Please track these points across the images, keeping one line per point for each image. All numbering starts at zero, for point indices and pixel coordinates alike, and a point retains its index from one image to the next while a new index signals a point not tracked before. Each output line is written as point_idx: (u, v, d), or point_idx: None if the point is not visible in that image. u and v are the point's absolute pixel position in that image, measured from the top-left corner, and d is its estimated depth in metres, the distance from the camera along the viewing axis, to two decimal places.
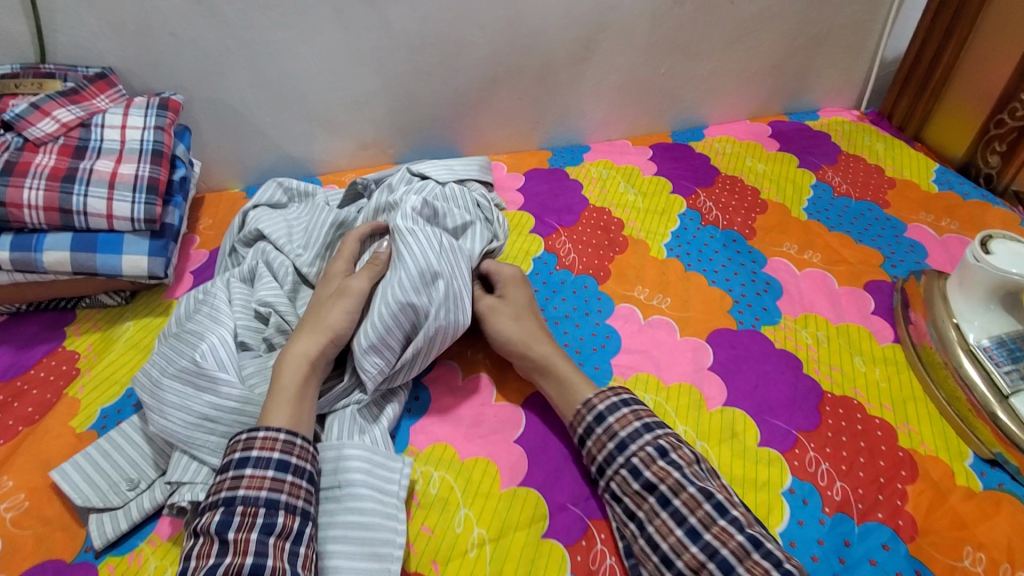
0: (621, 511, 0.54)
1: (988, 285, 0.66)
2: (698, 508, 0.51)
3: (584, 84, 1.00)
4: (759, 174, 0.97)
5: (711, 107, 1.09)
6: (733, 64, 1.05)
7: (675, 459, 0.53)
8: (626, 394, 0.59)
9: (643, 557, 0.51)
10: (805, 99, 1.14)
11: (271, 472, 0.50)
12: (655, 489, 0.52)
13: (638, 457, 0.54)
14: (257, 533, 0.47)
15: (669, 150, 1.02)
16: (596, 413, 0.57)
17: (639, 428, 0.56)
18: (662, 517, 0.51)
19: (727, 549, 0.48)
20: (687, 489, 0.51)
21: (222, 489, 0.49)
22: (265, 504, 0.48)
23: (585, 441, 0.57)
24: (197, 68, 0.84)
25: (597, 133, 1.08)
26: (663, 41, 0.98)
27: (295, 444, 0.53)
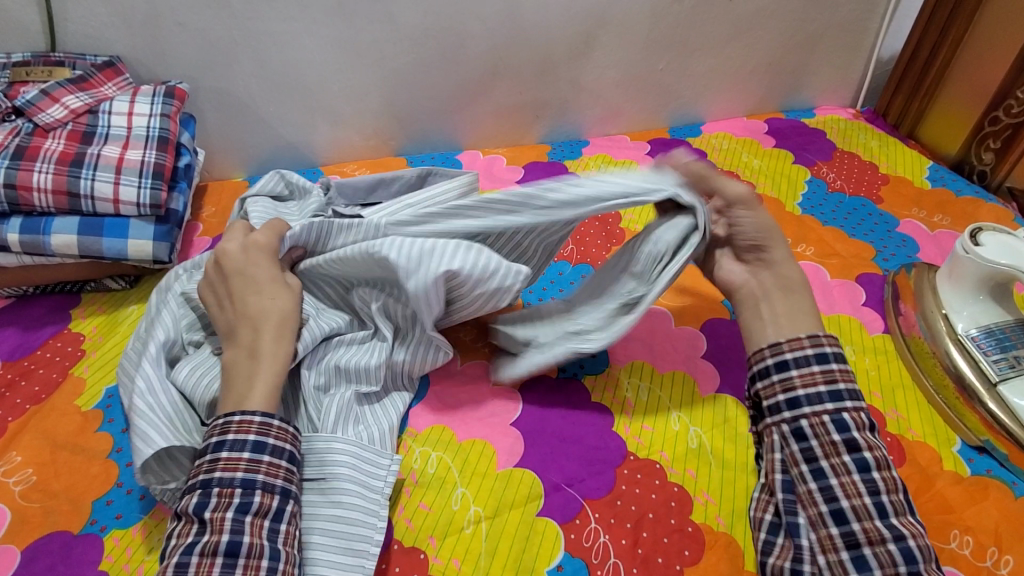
0: (796, 451, 0.51)
1: (977, 276, 0.67)
2: (891, 491, 0.48)
3: (584, 79, 1.02)
4: (755, 169, 0.98)
5: (709, 104, 1.11)
6: (731, 61, 1.06)
7: (854, 439, 0.49)
8: (824, 339, 0.54)
9: (807, 497, 0.49)
10: (801, 97, 1.16)
11: (247, 453, 0.49)
12: (811, 461, 0.50)
13: (809, 421, 0.51)
14: (233, 513, 0.47)
15: (667, 145, 1.04)
16: (780, 358, 0.53)
17: (823, 392, 0.51)
18: (810, 487, 0.49)
19: (901, 522, 0.47)
20: (891, 469, 0.49)
21: (199, 472, 0.49)
22: (240, 485, 0.48)
23: (790, 367, 0.53)
24: (203, 58, 0.85)
25: (596, 128, 1.09)
26: (662, 38, 1.00)
27: (272, 424, 0.51)
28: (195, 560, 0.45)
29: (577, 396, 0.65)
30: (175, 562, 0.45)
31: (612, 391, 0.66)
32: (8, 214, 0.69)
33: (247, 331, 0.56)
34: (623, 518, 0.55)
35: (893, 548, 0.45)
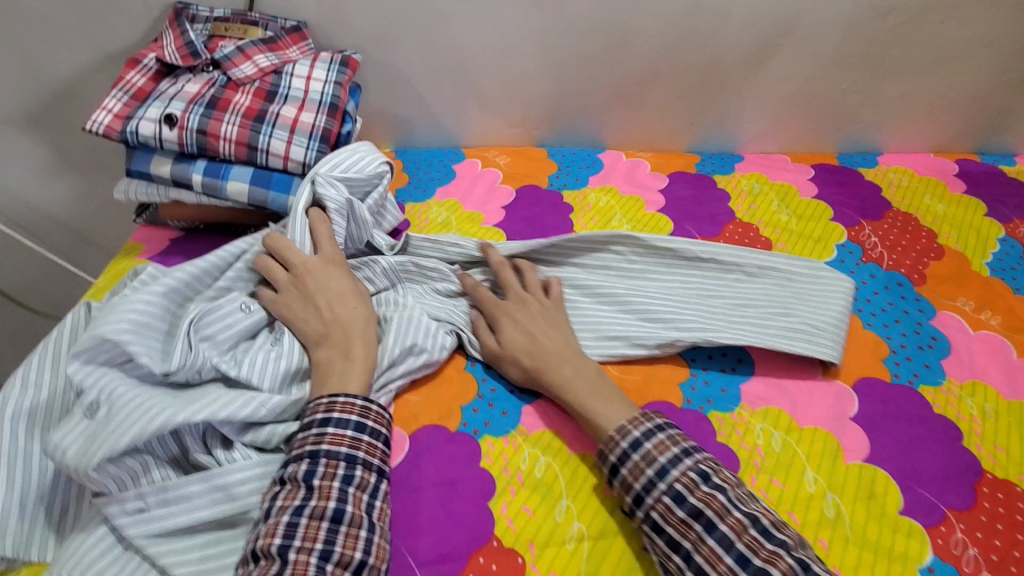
0: (663, 544, 0.50)
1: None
2: (752, 536, 0.48)
3: (750, 91, 0.94)
4: (939, 216, 0.86)
5: (889, 134, 0.99)
6: (927, 90, 0.94)
7: (693, 507, 0.50)
8: (667, 425, 0.55)
9: None
10: (1002, 140, 1.00)
11: (350, 431, 0.54)
12: (688, 559, 0.48)
13: (680, 481, 0.51)
14: (338, 483, 0.51)
15: (833, 173, 0.94)
16: (631, 437, 0.54)
17: (652, 477, 0.52)
18: (725, 560, 0.47)
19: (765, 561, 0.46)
20: (733, 512, 0.49)
21: (305, 443, 0.53)
22: (345, 459, 0.53)
23: (619, 469, 0.54)
24: (378, 32, 0.88)
25: (750, 144, 1.01)
26: (851, 56, 0.90)
27: (371, 410, 0.57)
28: (303, 521, 0.49)
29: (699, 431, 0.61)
30: (286, 521, 0.49)
31: (740, 434, 0.61)
32: (196, 156, 0.76)
33: (341, 335, 0.61)
34: None
35: None
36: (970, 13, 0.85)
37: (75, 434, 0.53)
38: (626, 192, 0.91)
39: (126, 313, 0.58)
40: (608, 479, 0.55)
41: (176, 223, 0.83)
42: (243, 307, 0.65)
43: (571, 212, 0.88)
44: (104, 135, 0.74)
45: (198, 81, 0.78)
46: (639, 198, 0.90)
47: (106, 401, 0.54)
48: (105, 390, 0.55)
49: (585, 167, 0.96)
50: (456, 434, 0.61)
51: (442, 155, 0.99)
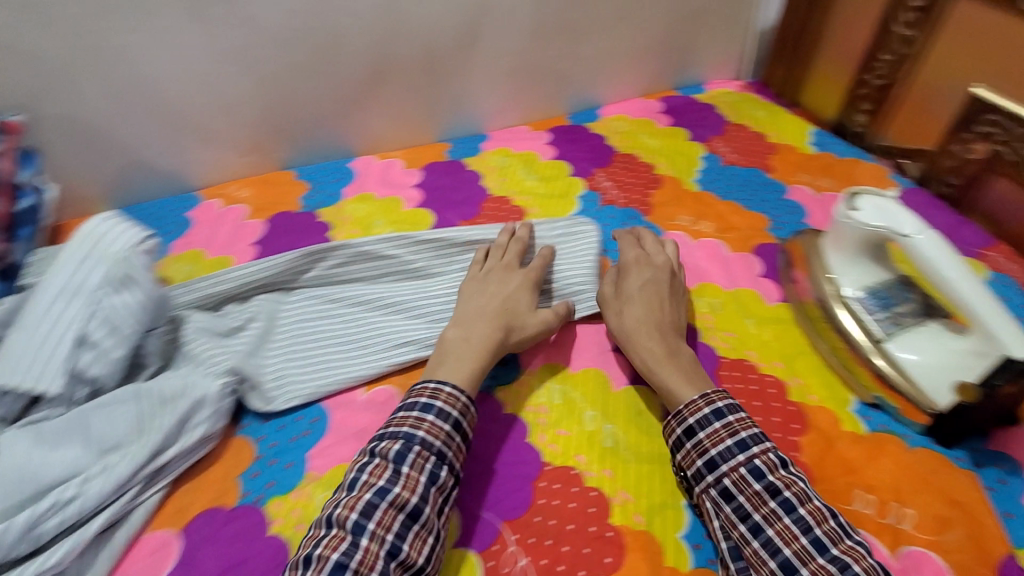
0: (731, 512, 0.51)
1: (857, 238, 0.66)
2: (811, 503, 0.49)
3: (474, 71, 0.98)
4: (653, 150, 1.01)
5: (606, 87, 1.11)
6: (621, 43, 1.06)
7: (772, 484, 0.50)
8: (715, 396, 0.56)
9: (755, 559, 0.49)
10: (692, 74, 1.18)
11: (447, 428, 0.55)
12: (746, 518, 0.50)
13: (716, 450, 0.53)
14: (400, 504, 0.50)
15: (567, 133, 1.05)
16: (683, 421, 0.56)
17: (732, 446, 0.53)
18: (785, 521, 0.49)
19: (826, 535, 0.48)
20: (813, 499, 0.50)
21: (363, 452, 0.54)
22: (424, 464, 0.53)
23: (696, 432, 0.55)
24: (35, 84, 0.74)
25: (494, 121, 1.06)
26: (549, 24, 0.97)
27: (424, 420, 0.55)
28: (358, 537, 0.48)
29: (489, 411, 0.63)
30: (346, 536, 0.48)
31: (525, 398, 0.64)
32: None
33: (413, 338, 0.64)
34: (541, 535, 0.54)
35: (806, 541, 0.48)
36: None
37: None
38: (381, 196, 0.90)
39: None
40: (670, 428, 0.57)
41: None
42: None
43: (329, 230, 0.85)
44: None
45: None
46: (397, 198, 0.90)
47: None
48: None
49: (336, 179, 0.93)
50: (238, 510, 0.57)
51: (175, 203, 0.90)
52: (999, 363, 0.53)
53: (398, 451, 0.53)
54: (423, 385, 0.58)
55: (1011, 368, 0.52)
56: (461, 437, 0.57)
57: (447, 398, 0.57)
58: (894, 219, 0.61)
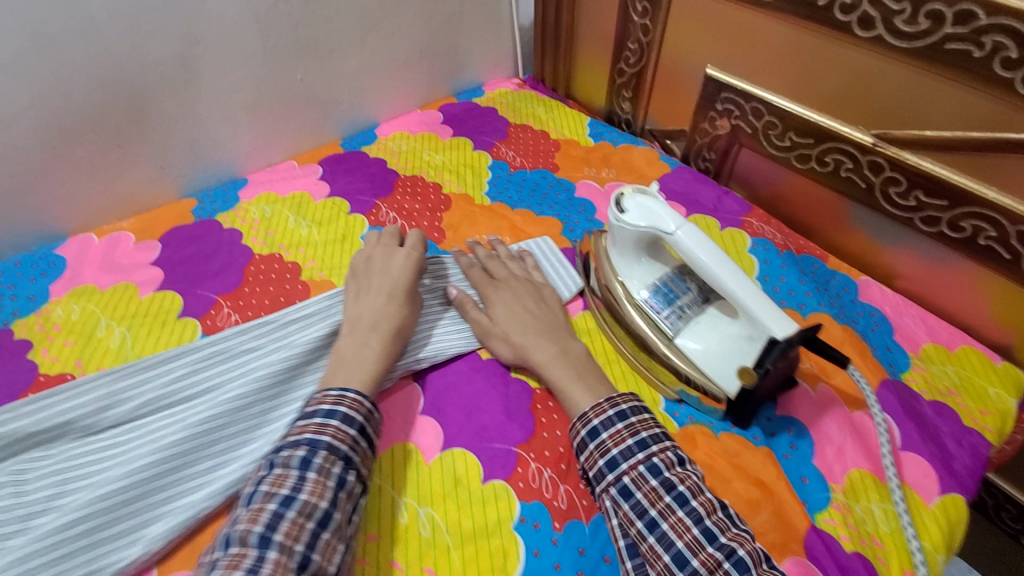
0: (629, 509, 0.49)
1: (633, 239, 0.65)
2: (706, 498, 0.49)
3: (204, 110, 0.84)
4: (438, 166, 0.95)
5: (376, 104, 1.03)
6: (378, 56, 0.98)
7: (667, 479, 0.49)
8: (620, 397, 0.55)
9: (651, 554, 0.47)
10: (467, 77, 1.14)
11: (354, 432, 0.51)
12: (643, 515, 0.48)
13: (616, 449, 0.51)
14: (331, 484, 0.47)
15: (340, 162, 0.95)
16: (589, 426, 0.53)
17: (632, 445, 0.51)
18: (678, 514, 0.47)
19: (716, 523, 0.47)
20: (705, 492, 0.49)
21: (305, 431, 0.50)
22: (341, 460, 0.49)
23: (600, 432, 0.53)
24: None
25: (251, 161, 0.93)
26: (282, 45, 0.86)
27: (374, 413, 0.54)
28: (289, 516, 0.44)
29: None
30: (270, 512, 0.44)
31: None
32: None
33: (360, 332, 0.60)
34: None
35: (697, 532, 0.47)
36: None
37: None
38: (107, 284, 0.73)
39: None
40: (574, 430, 0.54)
41: None
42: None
43: (31, 348, 0.66)
44: None
45: None
46: (128, 282, 0.73)
47: None
48: None
49: (39, 278, 0.74)
50: None
51: None
52: (769, 343, 0.55)
53: (286, 494, 0.46)
54: (311, 417, 0.51)
55: (778, 349, 0.54)
56: (359, 464, 0.51)
57: (335, 431, 0.50)
58: (657, 217, 0.62)
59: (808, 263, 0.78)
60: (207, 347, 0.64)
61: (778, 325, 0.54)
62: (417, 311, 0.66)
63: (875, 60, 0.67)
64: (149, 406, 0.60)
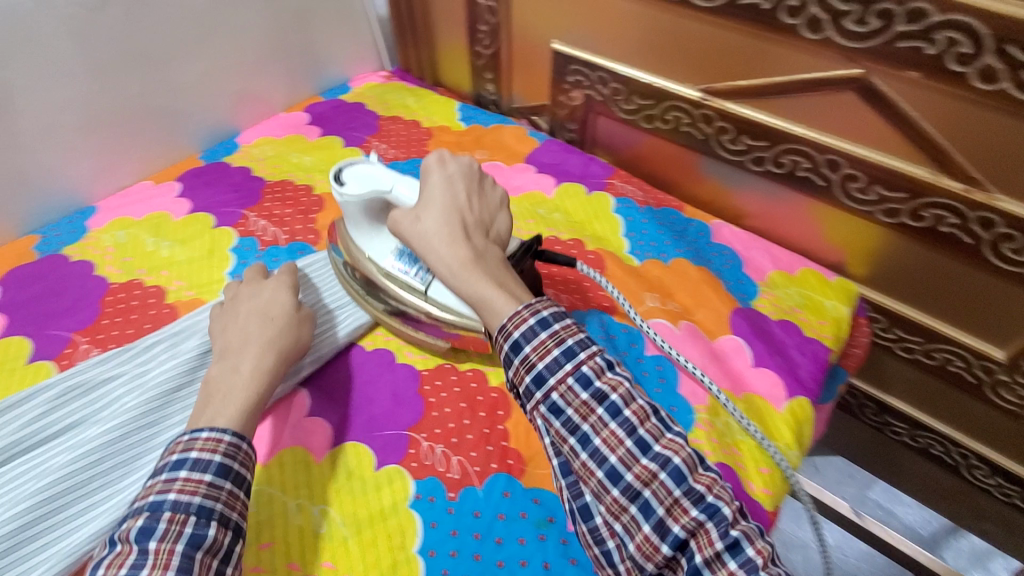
0: (560, 428, 0.50)
1: (359, 210, 0.66)
2: (646, 419, 0.49)
3: (30, 137, 0.78)
4: (308, 168, 0.93)
5: (232, 111, 0.99)
6: (225, 61, 0.94)
7: (598, 390, 0.49)
8: (541, 305, 0.52)
9: (583, 469, 0.49)
10: (330, 73, 1.11)
11: (211, 476, 0.48)
12: (575, 430, 0.49)
13: (537, 357, 0.50)
14: (183, 546, 0.44)
15: (201, 176, 0.90)
16: (511, 341, 0.51)
17: (559, 356, 0.50)
18: (610, 427, 0.49)
19: (655, 440, 0.48)
20: (637, 400, 0.49)
21: (151, 493, 0.46)
22: (196, 513, 0.45)
23: (522, 346, 0.51)
24: None
25: (99, 189, 0.87)
26: (107, 60, 0.81)
27: (239, 449, 0.50)
28: None
29: None
30: None
31: None
32: None
33: (239, 353, 0.58)
34: None
35: (624, 436, 0.48)
36: None
37: None
38: None
39: None
40: (498, 345, 0.52)
41: None
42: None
43: None
44: None
45: None
46: None
47: None
48: None
49: None
50: None
51: None
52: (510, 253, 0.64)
53: (143, 526, 0.45)
54: (158, 474, 0.48)
55: (523, 251, 0.64)
56: (236, 483, 0.49)
57: (204, 444, 0.49)
58: (376, 179, 0.65)
59: (668, 214, 0.84)
60: (72, 378, 0.63)
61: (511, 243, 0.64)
62: (311, 322, 0.64)
63: (685, 21, 0.73)
64: (12, 451, 0.58)
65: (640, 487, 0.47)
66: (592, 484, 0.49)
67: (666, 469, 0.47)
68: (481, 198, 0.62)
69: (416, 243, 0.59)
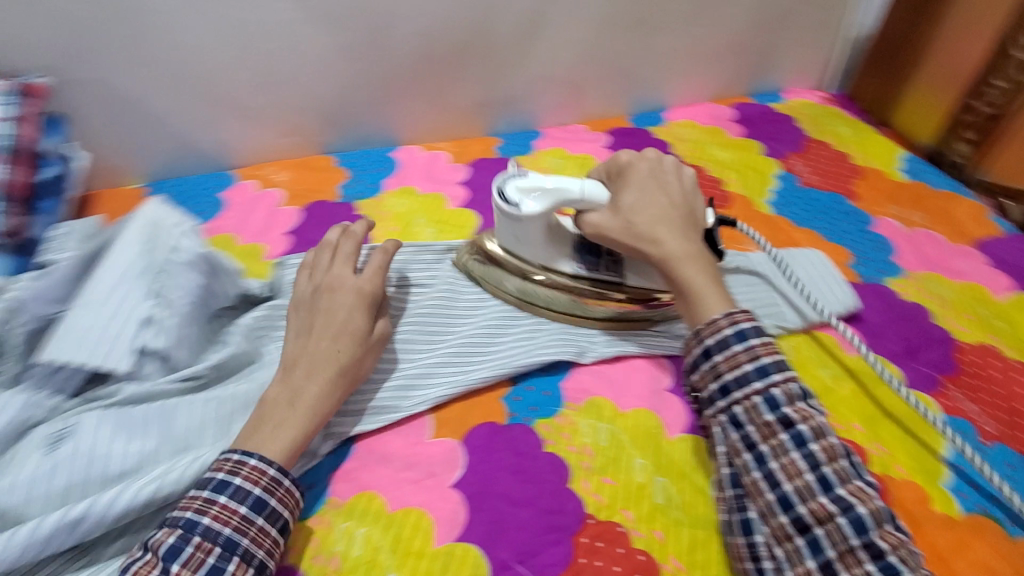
0: (738, 440, 0.50)
1: (543, 227, 0.62)
2: (836, 459, 0.47)
3: (534, 63, 0.89)
4: (723, 163, 0.90)
5: (673, 88, 1.00)
6: (697, 44, 0.96)
7: (786, 416, 0.48)
8: (743, 318, 0.52)
9: (754, 488, 0.49)
10: (771, 79, 1.06)
11: (245, 508, 0.47)
12: (752, 448, 0.49)
13: (761, 395, 0.50)
14: (203, 575, 0.44)
15: (628, 137, 0.94)
16: (738, 330, 0.51)
17: (751, 372, 0.50)
18: (791, 455, 0.48)
19: (847, 491, 0.46)
20: (829, 436, 0.48)
21: (187, 510, 0.46)
22: (222, 544, 0.45)
23: (713, 354, 0.52)
24: (68, 48, 0.70)
25: (550, 118, 0.97)
26: (619, 17, 0.88)
27: (281, 485, 0.49)
28: None
29: (528, 446, 0.57)
30: None
31: (568, 437, 0.58)
32: None
33: (302, 371, 0.53)
34: None
35: (812, 476, 0.47)
36: None
37: None
38: (426, 191, 0.84)
39: None
40: (688, 346, 0.54)
41: None
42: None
43: None
44: None
45: None
46: (441, 195, 0.84)
47: None
48: None
49: (379, 169, 0.87)
50: None
51: (208, 181, 0.84)
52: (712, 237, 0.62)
53: (172, 544, 0.44)
54: (201, 488, 0.47)
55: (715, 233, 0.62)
56: (270, 519, 0.48)
57: (249, 473, 0.47)
58: (558, 183, 0.60)
59: None
60: None
61: (709, 213, 0.63)
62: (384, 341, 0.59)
63: None
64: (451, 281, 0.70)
65: (840, 567, 0.44)
66: (757, 504, 0.48)
67: (846, 515, 0.45)
68: (673, 184, 0.61)
69: (638, 241, 0.58)
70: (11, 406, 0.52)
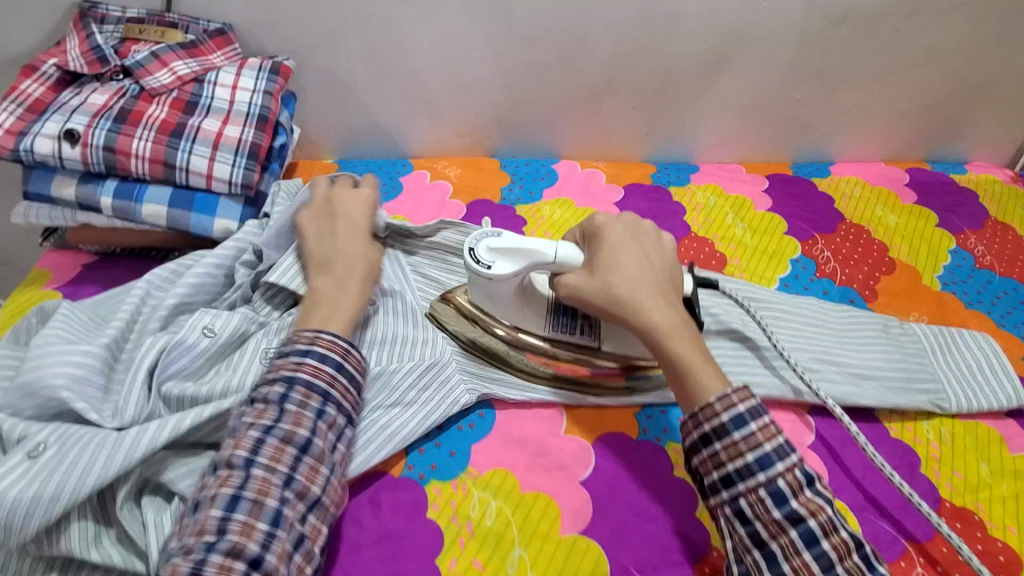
0: (745, 535, 0.47)
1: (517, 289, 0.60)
2: (847, 556, 0.45)
3: (707, 99, 0.91)
4: (891, 227, 0.86)
5: (844, 143, 0.98)
6: (880, 102, 0.93)
7: (795, 511, 0.46)
8: (738, 400, 0.49)
9: None
10: (953, 149, 1.00)
11: (306, 426, 0.49)
12: (761, 544, 0.46)
13: (782, 481, 0.47)
14: (280, 482, 0.47)
15: (788, 185, 0.92)
16: (734, 413, 0.48)
17: (753, 465, 0.47)
18: (803, 556, 0.45)
19: None
20: (839, 530, 0.46)
21: (252, 429, 0.48)
22: (292, 455, 0.48)
23: (713, 441, 0.49)
24: (310, 36, 0.81)
25: (708, 153, 0.98)
26: (805, 65, 0.87)
27: (331, 404, 0.51)
28: (235, 518, 0.44)
29: (658, 465, 0.59)
30: (214, 516, 0.44)
31: None
32: (104, 175, 0.68)
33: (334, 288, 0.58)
34: None
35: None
36: (921, 22, 0.84)
37: (11, 476, 0.46)
38: (580, 205, 0.88)
39: (67, 350, 0.53)
40: (686, 429, 0.50)
41: (89, 248, 0.75)
42: (206, 332, 0.58)
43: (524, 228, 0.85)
44: (82, 165, 0.67)
45: (106, 91, 0.70)
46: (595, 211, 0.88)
47: (55, 442, 0.49)
48: (55, 431, 0.50)
49: (539, 180, 0.92)
50: (400, 483, 0.56)
51: (389, 166, 0.94)
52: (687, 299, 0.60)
53: (246, 460, 0.47)
54: (263, 411, 0.49)
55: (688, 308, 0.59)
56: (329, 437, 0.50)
57: (303, 396, 0.50)
58: (526, 246, 0.57)
59: None
60: None
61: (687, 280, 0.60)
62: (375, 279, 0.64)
63: None
64: None
65: None
66: None
67: None
68: (657, 249, 0.59)
69: (618, 305, 0.54)
70: (233, 322, 0.59)
